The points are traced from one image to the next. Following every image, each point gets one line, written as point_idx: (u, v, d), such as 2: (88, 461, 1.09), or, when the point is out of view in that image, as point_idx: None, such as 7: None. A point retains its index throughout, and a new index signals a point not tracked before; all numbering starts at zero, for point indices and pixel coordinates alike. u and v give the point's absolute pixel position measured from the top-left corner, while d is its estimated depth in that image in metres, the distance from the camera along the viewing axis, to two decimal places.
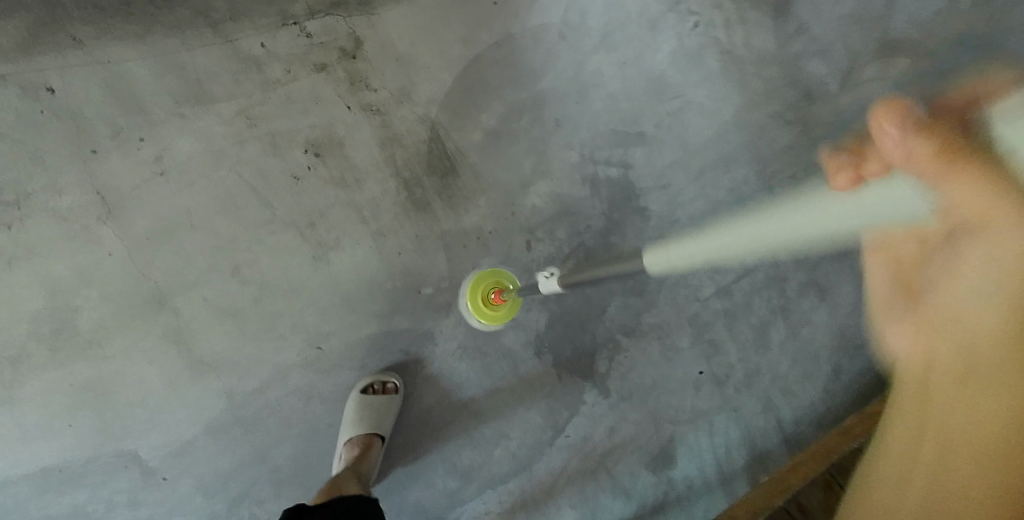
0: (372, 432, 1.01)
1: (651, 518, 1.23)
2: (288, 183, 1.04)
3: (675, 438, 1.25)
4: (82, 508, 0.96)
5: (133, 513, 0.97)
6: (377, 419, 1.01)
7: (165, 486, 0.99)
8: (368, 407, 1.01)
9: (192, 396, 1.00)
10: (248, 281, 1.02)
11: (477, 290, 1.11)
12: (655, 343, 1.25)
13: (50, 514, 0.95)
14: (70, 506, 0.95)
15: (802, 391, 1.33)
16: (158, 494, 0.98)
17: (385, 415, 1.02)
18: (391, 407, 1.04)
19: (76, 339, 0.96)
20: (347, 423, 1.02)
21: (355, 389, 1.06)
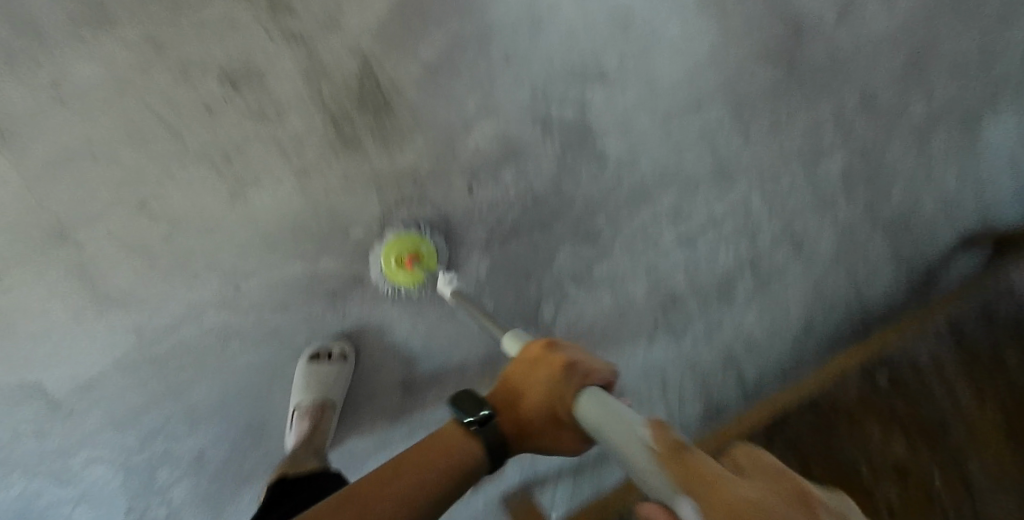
0: (324, 402, 1.03)
1: (596, 470, 1.20)
2: (200, 116, 0.97)
3: (623, 389, 1.22)
4: None
5: (40, 445, 1.04)
6: (327, 388, 1.02)
7: (73, 418, 1.04)
8: (317, 378, 1.02)
9: (101, 331, 1.01)
10: (159, 217, 0.99)
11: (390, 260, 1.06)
12: (607, 295, 1.20)
13: None
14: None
15: (767, 347, 1.27)
16: (66, 427, 1.04)
17: (333, 383, 1.03)
18: (341, 374, 1.04)
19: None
20: (299, 391, 1.04)
21: (305, 355, 1.07)
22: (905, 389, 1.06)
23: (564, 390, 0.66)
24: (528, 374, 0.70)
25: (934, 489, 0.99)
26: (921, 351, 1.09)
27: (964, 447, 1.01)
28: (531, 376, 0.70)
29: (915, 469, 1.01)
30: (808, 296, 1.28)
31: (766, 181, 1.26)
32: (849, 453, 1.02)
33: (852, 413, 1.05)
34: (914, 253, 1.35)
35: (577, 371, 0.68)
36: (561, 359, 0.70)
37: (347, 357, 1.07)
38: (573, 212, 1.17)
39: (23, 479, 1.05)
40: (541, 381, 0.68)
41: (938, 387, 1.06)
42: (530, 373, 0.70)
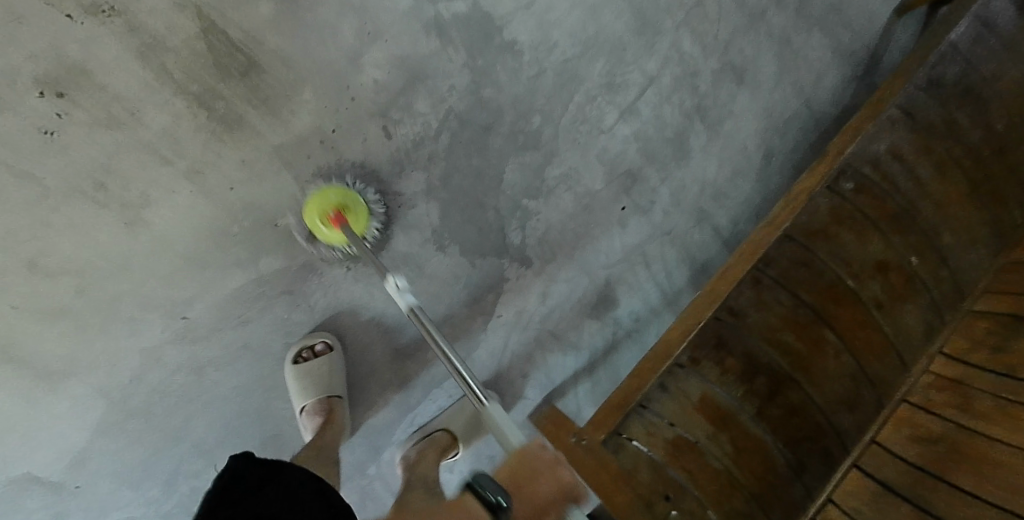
0: (329, 396, 0.99)
1: (608, 360, 1.21)
2: (44, 144, 0.83)
3: (612, 281, 1.18)
4: None
5: None
6: (327, 381, 0.98)
7: (83, 492, 0.97)
8: (310, 376, 0.97)
9: (64, 406, 0.92)
10: (57, 272, 0.87)
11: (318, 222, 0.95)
12: (567, 195, 1.13)
13: None
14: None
15: (736, 190, 1.23)
16: (80, 502, 0.97)
17: (330, 376, 0.98)
18: (332, 366, 0.99)
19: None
20: (294, 395, 0.98)
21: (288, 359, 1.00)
22: (868, 188, 1.03)
23: (562, 503, 0.66)
24: (531, 489, 0.67)
25: (910, 266, 1.03)
26: (879, 142, 1.03)
27: (932, 219, 1.04)
28: (534, 492, 0.67)
29: (892, 256, 1.03)
30: (763, 124, 1.23)
31: (692, 16, 1.15)
32: (832, 268, 1.01)
33: (825, 230, 1.02)
34: (856, 42, 1.27)
35: (573, 498, 0.67)
36: (568, 476, 0.68)
37: (333, 347, 1.01)
38: (504, 120, 1.06)
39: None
40: (540, 471, 0.68)
41: (899, 173, 1.04)
42: (537, 483, 0.68)
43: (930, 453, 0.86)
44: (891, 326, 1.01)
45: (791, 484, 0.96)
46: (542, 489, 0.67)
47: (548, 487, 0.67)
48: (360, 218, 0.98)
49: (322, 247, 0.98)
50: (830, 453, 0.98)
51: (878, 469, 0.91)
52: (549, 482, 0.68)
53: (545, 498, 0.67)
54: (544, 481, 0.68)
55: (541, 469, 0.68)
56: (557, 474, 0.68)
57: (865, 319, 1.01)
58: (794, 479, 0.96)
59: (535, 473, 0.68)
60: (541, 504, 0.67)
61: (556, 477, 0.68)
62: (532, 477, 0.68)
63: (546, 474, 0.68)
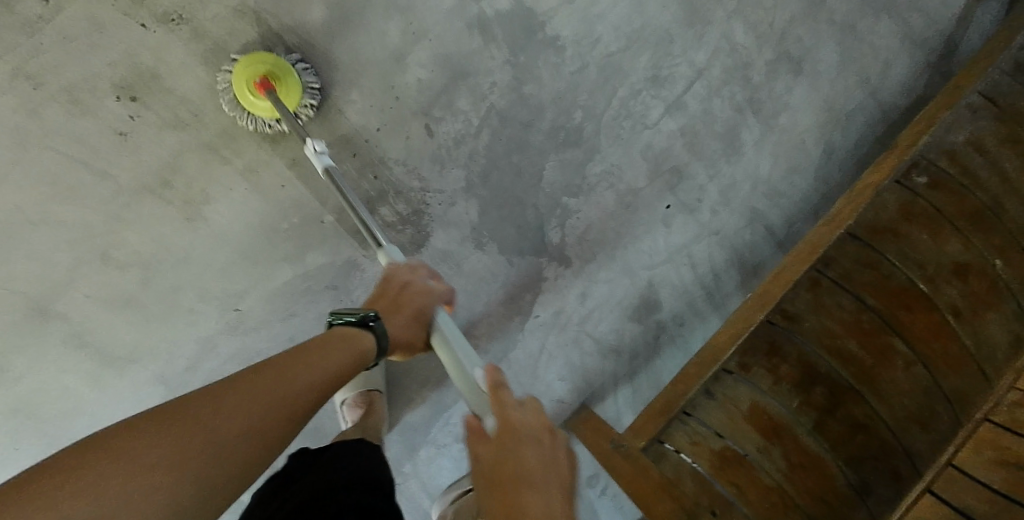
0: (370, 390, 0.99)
1: (650, 365, 1.16)
2: (118, 145, 0.88)
3: (654, 282, 1.14)
4: None
5: None
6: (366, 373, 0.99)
7: None
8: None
9: (127, 389, 0.96)
10: (127, 265, 0.91)
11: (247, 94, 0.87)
12: (608, 193, 1.11)
13: None
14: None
15: (790, 187, 1.18)
16: None
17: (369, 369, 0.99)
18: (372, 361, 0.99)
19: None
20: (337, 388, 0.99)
21: None
22: (944, 183, 0.93)
23: (432, 298, 0.83)
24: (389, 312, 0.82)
25: (995, 269, 0.89)
26: (957, 132, 0.94)
27: (1023, 217, 0.91)
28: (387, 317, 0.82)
29: (974, 258, 0.90)
30: (819, 118, 1.17)
31: (745, 6, 1.11)
32: (903, 271, 0.91)
33: (895, 229, 0.93)
34: (929, 29, 1.19)
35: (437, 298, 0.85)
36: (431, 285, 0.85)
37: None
38: (545, 117, 1.06)
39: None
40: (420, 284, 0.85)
41: (982, 167, 0.93)
42: (411, 298, 0.83)
43: (1019, 479, 0.73)
44: (971, 336, 0.87)
45: (854, 511, 0.84)
46: (419, 296, 0.84)
47: (424, 288, 0.85)
48: (291, 90, 0.90)
49: (258, 122, 0.90)
50: (900, 476, 0.85)
51: (957, 495, 0.77)
52: (427, 291, 0.84)
53: (423, 300, 0.83)
54: (421, 294, 0.84)
55: (415, 289, 0.85)
56: (430, 292, 0.84)
57: (942, 327, 0.88)
58: (859, 505, 0.84)
59: (412, 296, 0.83)
60: (417, 303, 0.83)
61: (423, 283, 0.85)
62: (414, 295, 0.84)
63: (421, 293, 0.84)
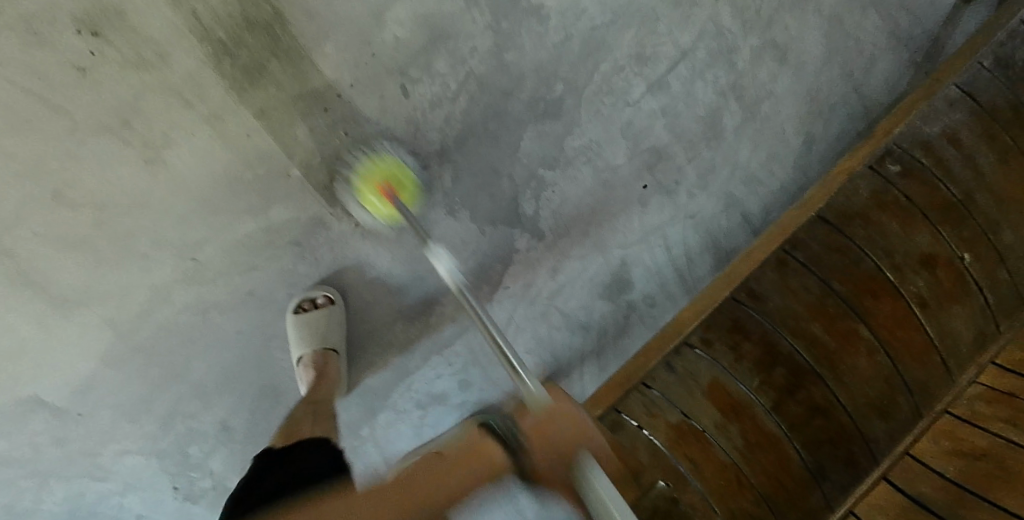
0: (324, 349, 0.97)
1: (617, 344, 1.16)
2: (74, 79, 0.83)
3: (627, 262, 1.13)
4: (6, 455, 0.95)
5: (63, 451, 0.96)
6: (323, 332, 0.96)
7: (84, 420, 0.96)
8: (308, 326, 0.96)
9: (73, 334, 0.92)
10: (79, 205, 0.87)
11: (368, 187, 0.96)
12: (586, 169, 1.09)
13: None
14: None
15: (768, 175, 1.17)
16: (82, 429, 0.96)
17: (327, 328, 0.97)
18: (330, 320, 0.97)
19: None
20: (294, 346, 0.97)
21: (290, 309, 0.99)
22: (917, 173, 0.93)
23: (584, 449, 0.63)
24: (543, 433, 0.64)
25: (963, 263, 0.91)
26: (931, 126, 0.94)
27: (991, 214, 0.92)
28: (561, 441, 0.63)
29: (942, 251, 0.91)
30: (801, 108, 1.16)
31: None
32: (871, 258, 0.91)
33: (865, 215, 0.92)
34: (916, 28, 1.19)
35: (589, 443, 0.64)
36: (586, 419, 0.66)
37: (336, 302, 1.00)
38: (526, 87, 1.04)
39: (61, 486, 0.98)
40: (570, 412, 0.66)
41: (956, 161, 0.93)
42: (554, 428, 0.64)
43: (972, 469, 0.77)
44: (935, 329, 0.89)
45: (809, 492, 0.85)
46: (558, 432, 0.64)
47: (567, 420, 0.65)
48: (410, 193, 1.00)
49: (369, 220, 0.98)
50: (855, 462, 0.86)
51: (910, 483, 0.82)
52: (568, 417, 0.65)
53: (559, 443, 0.63)
54: (568, 410, 0.67)
55: (554, 416, 0.65)
56: (577, 423, 0.65)
57: (907, 317, 0.89)
58: (815, 486, 0.85)
59: (553, 424, 0.64)
60: (546, 454, 0.63)
61: (579, 417, 0.65)
62: (560, 415, 0.65)
63: (570, 422, 0.65)
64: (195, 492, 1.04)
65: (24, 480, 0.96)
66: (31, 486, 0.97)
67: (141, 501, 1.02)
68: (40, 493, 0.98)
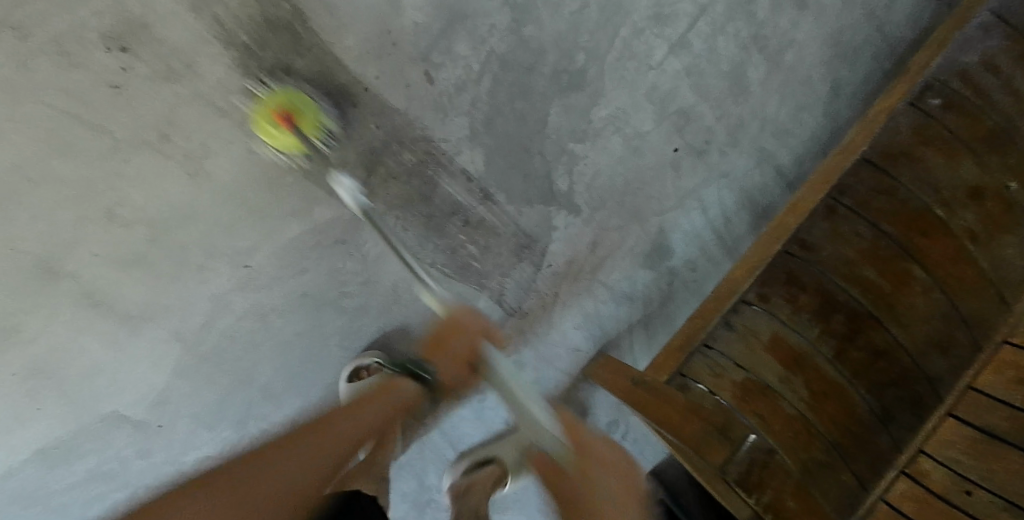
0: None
1: (663, 311, 1.15)
2: (112, 97, 0.85)
3: (665, 228, 1.13)
4: (97, 471, 1.00)
5: (147, 462, 1.01)
6: (379, 398, 0.99)
7: (164, 432, 1.00)
8: (365, 398, 0.98)
9: (144, 350, 0.94)
10: (133, 223, 0.89)
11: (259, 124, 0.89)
12: (615, 137, 1.09)
13: (70, 484, 0.99)
14: (86, 472, 0.99)
15: (798, 126, 1.16)
16: (161, 442, 1.01)
17: (382, 397, 0.99)
18: (385, 388, 1.00)
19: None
20: None
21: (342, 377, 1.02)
22: (957, 103, 0.91)
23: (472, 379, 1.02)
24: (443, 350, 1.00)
25: (1011, 191, 0.89)
26: (969, 54, 0.93)
27: None
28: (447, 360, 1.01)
29: (988, 182, 0.89)
30: (826, 52, 1.14)
31: None
32: (918, 195, 0.90)
33: (909, 151, 0.92)
34: None
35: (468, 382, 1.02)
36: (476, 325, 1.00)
37: (384, 366, 1.03)
38: (548, 60, 1.03)
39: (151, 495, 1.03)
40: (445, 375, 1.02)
41: (995, 86, 0.91)
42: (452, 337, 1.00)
43: None
44: (988, 263, 0.87)
45: (878, 435, 0.86)
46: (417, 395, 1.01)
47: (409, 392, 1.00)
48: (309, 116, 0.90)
49: (272, 152, 0.91)
50: (919, 402, 0.87)
51: (977, 416, 0.79)
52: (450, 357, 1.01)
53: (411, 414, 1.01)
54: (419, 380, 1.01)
55: (360, 426, 0.90)
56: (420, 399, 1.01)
57: (958, 254, 0.88)
58: (881, 429, 0.86)
59: (356, 434, 0.89)
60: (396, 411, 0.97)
61: (462, 328, 0.99)
62: (419, 397, 1.01)
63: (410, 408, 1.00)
64: None
65: (113, 491, 1.02)
66: (122, 497, 1.02)
67: None
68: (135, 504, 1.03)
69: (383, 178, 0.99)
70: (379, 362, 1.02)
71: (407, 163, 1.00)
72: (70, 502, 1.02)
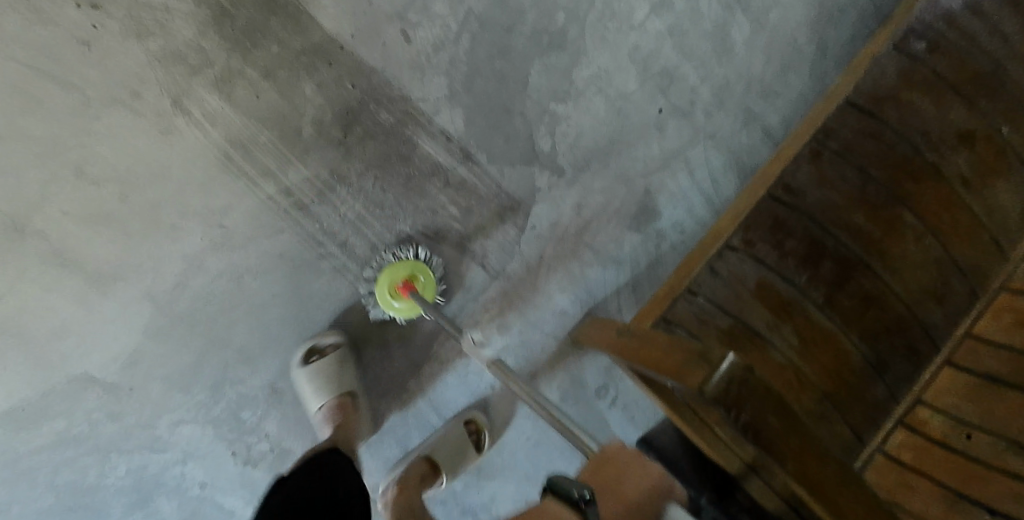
0: (341, 396, 0.94)
1: (652, 276, 1.12)
2: (82, 54, 0.84)
3: (652, 190, 1.10)
4: (68, 433, 0.94)
5: (120, 426, 0.95)
6: (334, 382, 0.94)
7: (137, 395, 0.95)
8: (319, 378, 0.94)
9: (115, 310, 0.92)
10: (102, 179, 0.88)
11: (380, 290, 0.97)
12: (597, 97, 1.07)
13: (40, 447, 0.93)
14: (53, 435, 0.93)
15: (785, 86, 1.14)
16: (135, 403, 0.95)
17: (339, 377, 0.95)
18: (341, 369, 0.95)
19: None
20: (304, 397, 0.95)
21: (295, 360, 0.97)
22: (945, 47, 0.89)
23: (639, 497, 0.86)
24: (616, 488, 0.87)
25: (1002, 136, 0.87)
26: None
27: None
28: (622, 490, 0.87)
29: (979, 126, 0.87)
30: (811, 12, 1.13)
31: None
32: (906, 139, 0.88)
33: (896, 95, 0.89)
34: None
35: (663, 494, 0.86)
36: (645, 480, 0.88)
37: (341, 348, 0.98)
38: (528, 19, 1.02)
39: (122, 460, 0.96)
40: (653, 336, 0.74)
41: (982, 31, 0.88)
42: (621, 479, 0.88)
43: None
44: (981, 207, 0.86)
45: (873, 384, 0.83)
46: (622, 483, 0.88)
47: None
48: (427, 287, 1.00)
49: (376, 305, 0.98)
50: (915, 350, 0.84)
51: (977, 361, 0.82)
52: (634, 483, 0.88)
53: None
54: None
55: None
56: None
57: (951, 198, 0.86)
58: (878, 379, 0.83)
59: None
60: None
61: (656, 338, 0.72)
62: None
63: None
64: (255, 455, 1.00)
65: (85, 456, 0.95)
66: (93, 462, 0.95)
67: (203, 469, 0.99)
68: (104, 469, 0.96)
69: (361, 138, 0.97)
70: (336, 342, 0.97)
71: (387, 122, 0.98)
72: (40, 466, 0.94)
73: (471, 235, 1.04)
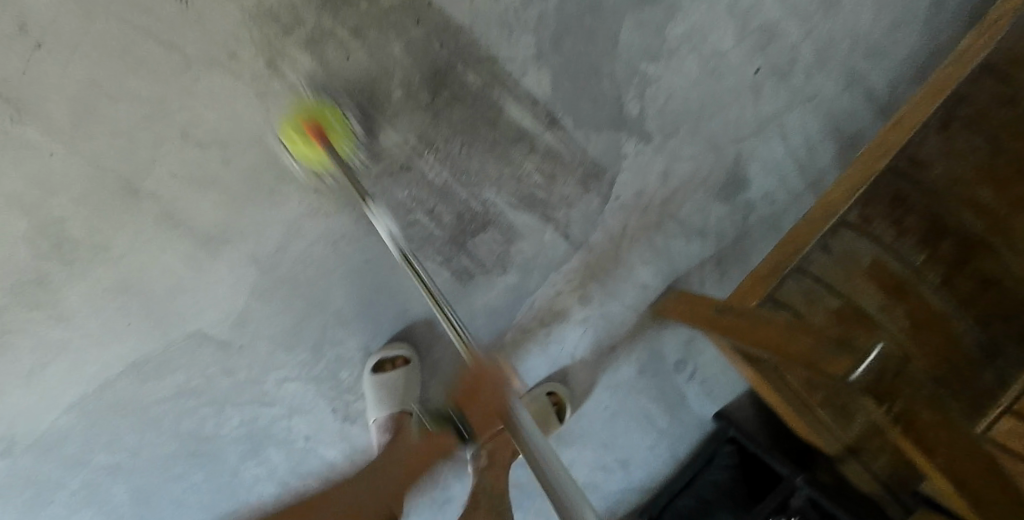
0: (399, 411, 0.97)
1: (737, 248, 1.09)
2: (179, 12, 0.83)
3: (742, 157, 1.06)
4: (187, 386, 1.00)
5: (233, 381, 1.00)
6: (403, 394, 0.99)
7: (246, 352, 1.00)
8: (388, 387, 0.98)
9: (223, 271, 0.95)
10: (206, 143, 0.89)
11: (286, 132, 0.90)
12: (692, 56, 1.01)
13: (162, 398, 1.00)
14: (173, 388, 0.99)
15: (895, 44, 1.04)
16: (245, 360, 1.00)
17: (407, 388, 0.99)
18: (410, 380, 1.00)
19: (45, 240, 0.88)
20: (372, 404, 1.00)
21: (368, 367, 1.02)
22: None
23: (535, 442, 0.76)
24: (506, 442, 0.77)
25: None
26: None
27: None
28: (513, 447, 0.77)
29: None
30: None
31: None
32: None
33: None
34: None
35: None
36: None
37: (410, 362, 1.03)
38: None
39: (235, 413, 1.02)
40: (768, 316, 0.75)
41: None
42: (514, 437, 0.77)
43: None
44: None
45: (981, 370, 0.78)
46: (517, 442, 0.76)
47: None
48: (343, 140, 0.92)
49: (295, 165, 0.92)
50: None
51: None
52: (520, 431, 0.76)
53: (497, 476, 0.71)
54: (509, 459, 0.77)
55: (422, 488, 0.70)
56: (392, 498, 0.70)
57: None
58: (986, 365, 0.79)
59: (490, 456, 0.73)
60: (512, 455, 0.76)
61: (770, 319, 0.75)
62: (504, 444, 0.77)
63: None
64: (353, 411, 1.06)
65: (204, 407, 1.01)
66: (211, 413, 1.02)
67: (307, 423, 1.05)
68: (220, 419, 1.02)
69: (448, 101, 0.95)
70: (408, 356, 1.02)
71: (474, 83, 0.96)
72: (165, 414, 1.01)
73: (556, 203, 1.02)
